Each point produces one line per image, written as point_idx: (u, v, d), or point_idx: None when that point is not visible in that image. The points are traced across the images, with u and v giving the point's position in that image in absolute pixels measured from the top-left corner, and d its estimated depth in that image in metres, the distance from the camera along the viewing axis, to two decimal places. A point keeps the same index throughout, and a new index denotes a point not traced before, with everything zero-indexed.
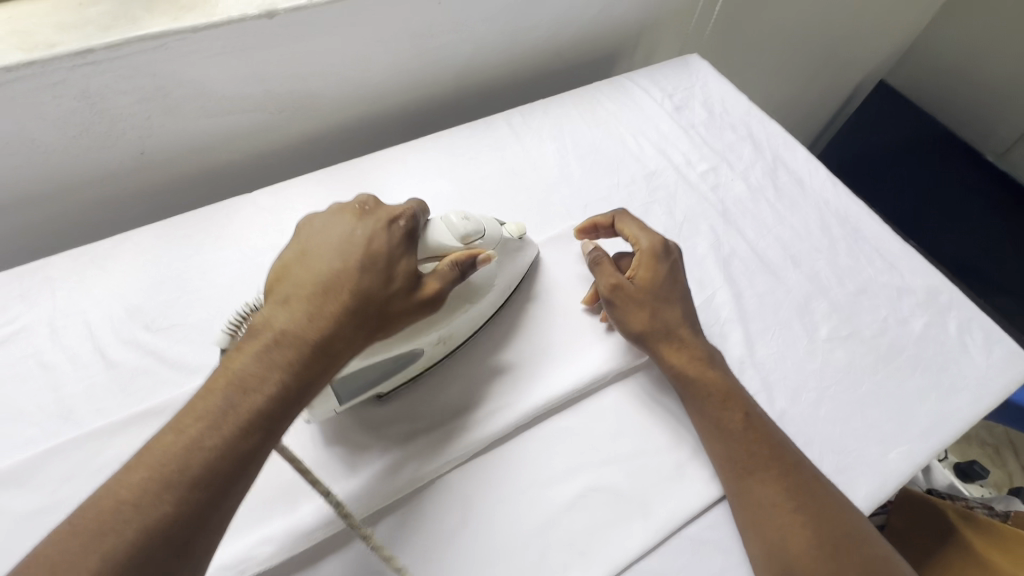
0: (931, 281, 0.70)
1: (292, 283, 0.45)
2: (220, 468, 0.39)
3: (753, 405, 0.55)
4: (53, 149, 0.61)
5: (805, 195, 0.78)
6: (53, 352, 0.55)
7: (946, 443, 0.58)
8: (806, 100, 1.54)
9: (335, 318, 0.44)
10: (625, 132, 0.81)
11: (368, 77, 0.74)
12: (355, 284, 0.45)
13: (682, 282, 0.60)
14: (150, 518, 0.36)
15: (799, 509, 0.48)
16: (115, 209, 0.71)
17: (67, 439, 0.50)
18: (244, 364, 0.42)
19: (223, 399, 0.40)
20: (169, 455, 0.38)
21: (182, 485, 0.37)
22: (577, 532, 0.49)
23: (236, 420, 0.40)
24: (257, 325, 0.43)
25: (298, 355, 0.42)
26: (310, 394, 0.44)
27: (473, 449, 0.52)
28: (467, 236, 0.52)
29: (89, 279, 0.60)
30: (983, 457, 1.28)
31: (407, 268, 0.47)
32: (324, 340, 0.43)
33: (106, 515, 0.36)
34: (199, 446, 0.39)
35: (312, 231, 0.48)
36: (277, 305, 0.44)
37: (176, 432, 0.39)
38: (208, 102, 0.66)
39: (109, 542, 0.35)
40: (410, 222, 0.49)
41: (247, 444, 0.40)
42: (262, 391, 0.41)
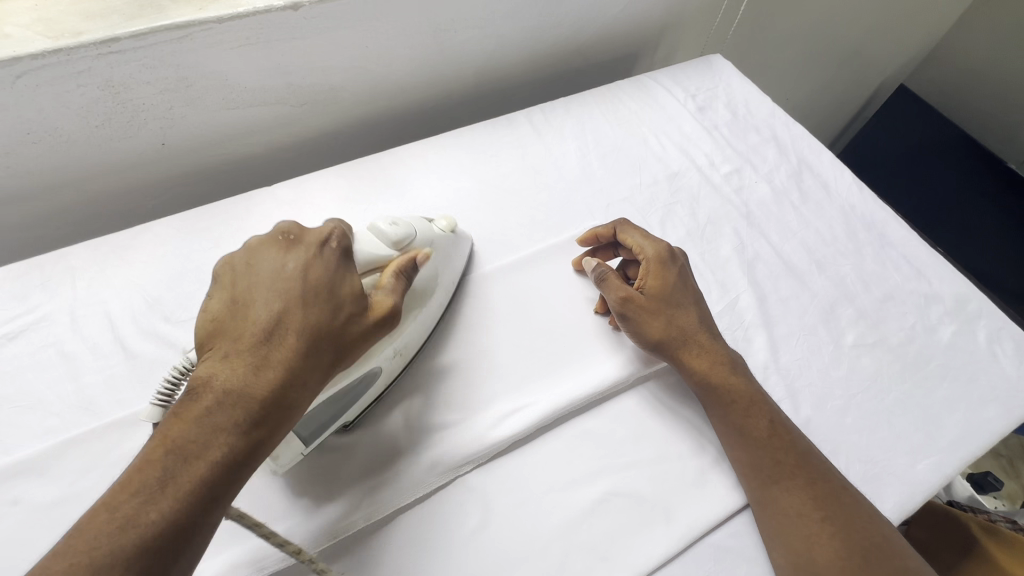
0: (959, 289, 0.69)
1: (228, 333, 0.41)
2: (161, 548, 0.34)
3: (777, 411, 0.54)
4: (76, 138, 0.60)
5: (830, 199, 0.76)
6: (73, 342, 0.55)
7: (975, 455, 0.57)
8: (824, 103, 1.52)
9: (285, 366, 0.41)
10: (647, 131, 0.80)
11: (390, 71, 0.74)
12: (303, 326, 0.42)
13: (692, 286, 0.60)
14: None
15: (827, 520, 0.47)
16: (134, 200, 0.70)
17: (86, 430, 0.49)
18: (183, 430, 0.37)
19: (159, 473, 0.36)
20: (98, 541, 0.33)
21: (115, 574, 0.33)
22: (599, 537, 0.49)
23: (177, 493, 0.36)
24: (195, 387, 0.39)
25: (245, 413, 0.39)
26: (265, 449, 0.40)
27: (480, 456, 0.51)
28: (399, 240, 0.50)
29: (110, 269, 0.59)
30: (997, 469, 1.26)
31: (354, 295, 0.44)
32: (274, 391, 0.40)
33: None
34: (135, 525, 0.34)
35: (237, 270, 0.44)
36: (218, 360, 0.40)
37: (107, 513, 0.34)
38: (229, 93, 0.65)
39: None
40: (341, 240, 0.46)
41: (193, 517, 0.36)
42: (208, 456, 0.37)
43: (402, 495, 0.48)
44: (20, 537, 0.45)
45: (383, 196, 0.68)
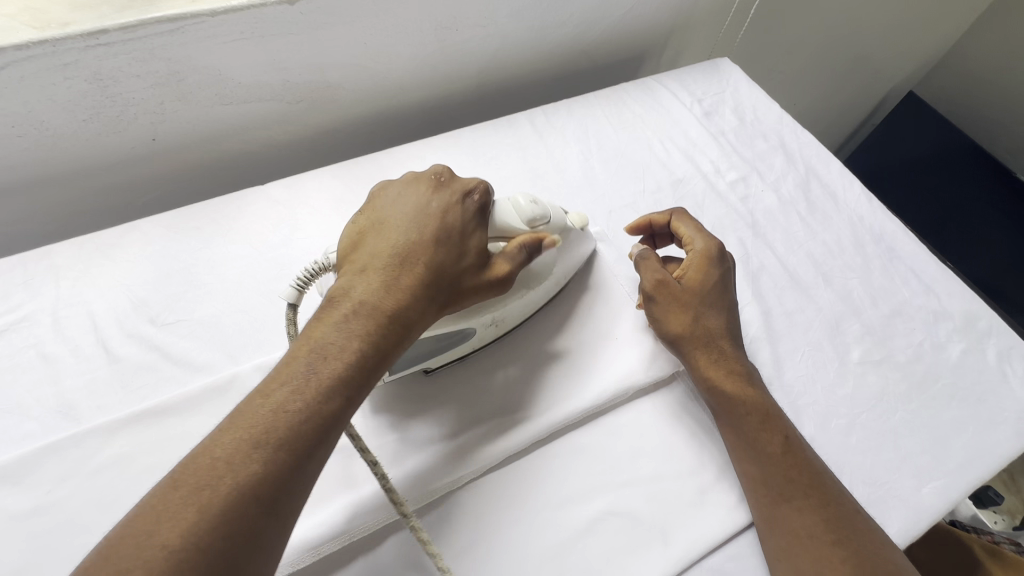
0: (969, 306, 0.67)
1: (368, 254, 0.45)
2: (303, 432, 0.37)
3: (793, 430, 0.52)
4: (63, 133, 0.59)
5: (838, 209, 0.75)
6: (55, 343, 0.53)
7: (983, 480, 0.55)
8: (831, 109, 1.50)
9: (411, 288, 0.44)
10: (652, 136, 0.78)
11: (389, 70, 0.72)
12: (429, 258, 0.45)
13: (730, 293, 0.58)
14: (241, 475, 0.34)
15: (838, 543, 0.45)
16: (125, 196, 0.69)
17: (65, 436, 0.48)
18: (324, 333, 0.41)
19: (305, 365, 0.39)
20: (259, 418, 0.37)
21: (271, 445, 0.36)
22: (593, 557, 0.47)
23: (320, 384, 0.39)
24: (335, 296, 0.43)
25: (376, 322, 0.42)
26: (389, 362, 0.43)
27: (521, 447, 0.51)
28: (535, 219, 0.51)
29: (95, 268, 0.58)
30: (996, 484, 1.24)
31: (478, 244, 0.48)
32: (398, 311, 0.43)
33: (203, 473, 0.34)
34: (285, 408, 0.37)
35: (386, 202, 0.49)
36: (354, 276, 0.44)
37: (263, 397, 0.38)
38: (222, 88, 0.64)
39: (206, 496, 0.33)
40: (483, 195, 0.49)
41: (330, 407, 0.38)
42: (343, 356, 0.40)
43: (438, 482, 0.48)
44: None
45: None
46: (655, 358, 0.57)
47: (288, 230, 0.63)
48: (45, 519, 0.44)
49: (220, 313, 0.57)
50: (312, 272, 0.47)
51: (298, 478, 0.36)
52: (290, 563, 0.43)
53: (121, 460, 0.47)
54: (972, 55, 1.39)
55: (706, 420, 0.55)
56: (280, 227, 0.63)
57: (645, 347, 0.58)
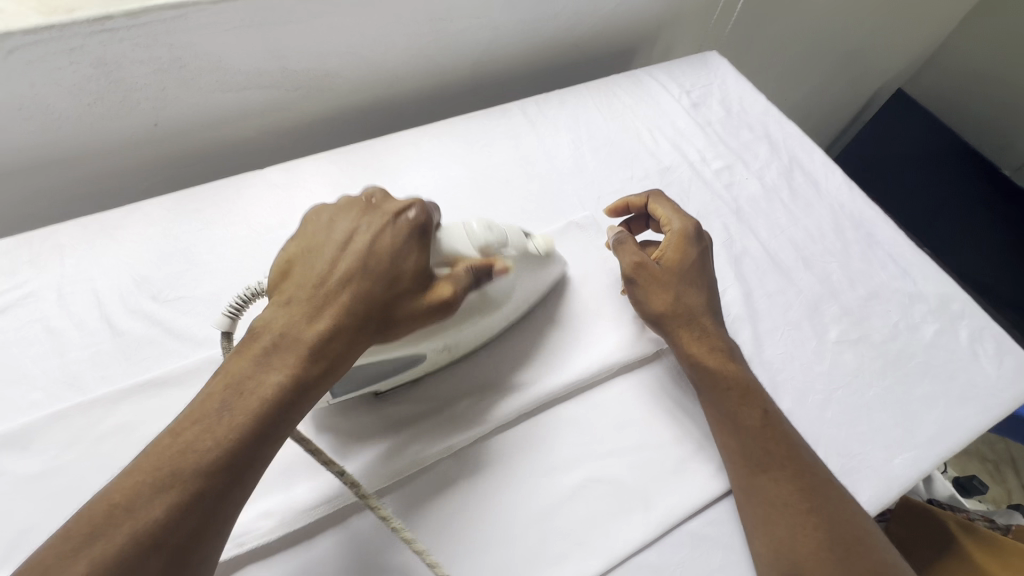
0: (943, 289, 0.69)
1: (295, 283, 0.44)
2: (210, 476, 0.37)
3: (770, 403, 0.54)
4: (68, 116, 0.60)
5: (820, 197, 0.77)
6: (60, 318, 0.55)
7: (952, 452, 0.57)
8: (821, 105, 1.53)
9: (337, 319, 0.43)
10: (641, 126, 0.80)
11: (385, 59, 0.74)
12: (359, 286, 0.44)
13: (709, 270, 0.61)
14: (140, 524, 0.34)
15: (812, 511, 0.47)
16: (127, 180, 0.70)
17: (70, 405, 0.50)
18: (242, 368, 0.40)
19: (220, 403, 0.39)
20: (163, 460, 0.36)
21: (174, 491, 0.35)
22: (576, 522, 0.49)
23: (233, 424, 0.38)
24: (257, 329, 0.42)
25: (299, 356, 0.41)
26: (313, 395, 0.42)
27: (495, 426, 0.53)
28: (486, 244, 0.51)
29: (99, 247, 0.60)
30: (982, 473, 1.26)
31: (415, 264, 0.46)
32: (322, 343, 0.42)
33: (99, 520, 0.34)
34: (194, 450, 0.37)
35: (316, 225, 0.47)
36: (279, 307, 0.43)
37: (172, 436, 0.37)
38: (223, 75, 0.65)
39: (98, 547, 0.33)
40: (420, 214, 0.47)
41: (242, 449, 0.38)
42: (259, 395, 0.39)
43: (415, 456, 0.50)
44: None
45: (374, 183, 0.68)
46: (639, 338, 0.60)
47: (285, 213, 0.65)
48: (52, 481, 0.46)
49: (220, 291, 0.59)
50: (244, 299, 0.47)
51: (205, 524, 0.36)
52: (287, 524, 0.46)
53: (123, 429, 0.49)
54: (958, 53, 1.42)
55: (686, 395, 0.58)
56: (278, 209, 0.65)
57: (626, 329, 0.61)
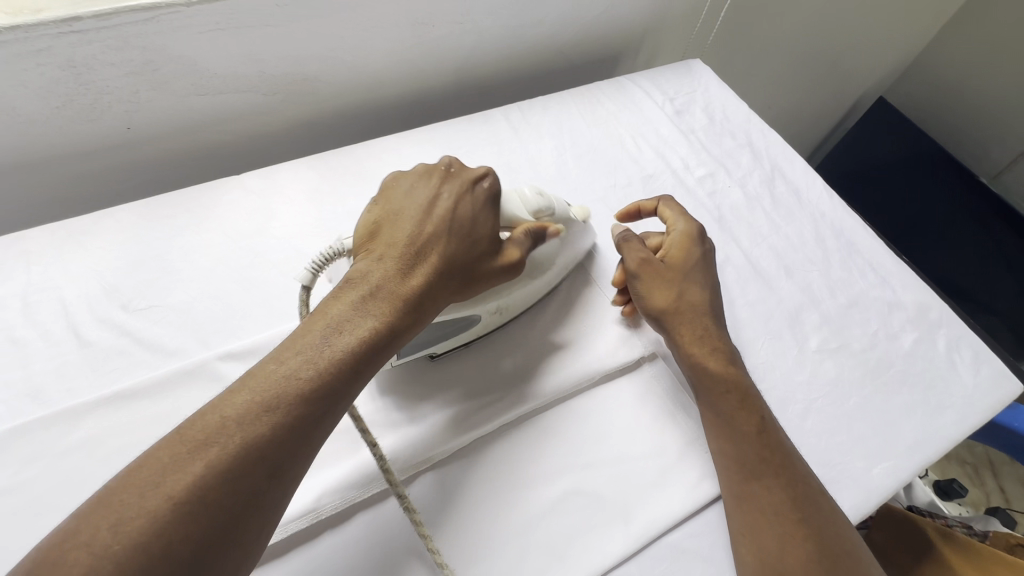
0: (922, 298, 0.70)
1: (385, 240, 0.47)
2: (311, 402, 0.38)
3: (767, 411, 0.53)
4: (36, 119, 0.59)
5: (801, 206, 0.77)
6: (25, 328, 0.53)
7: (930, 461, 0.58)
8: (805, 113, 1.55)
9: (426, 273, 0.46)
10: (625, 133, 0.80)
11: (366, 64, 0.73)
12: (445, 245, 0.47)
13: (712, 273, 0.60)
14: (250, 436, 0.35)
15: (802, 523, 0.47)
16: (99, 185, 0.69)
17: (33, 418, 0.48)
18: (337, 309, 0.42)
19: (321, 337, 0.41)
20: (270, 382, 0.38)
21: (279, 410, 0.37)
22: (556, 536, 0.48)
23: (333, 357, 0.40)
24: (353, 276, 0.45)
25: (392, 303, 0.44)
26: (400, 342, 0.45)
27: (507, 420, 0.53)
28: (538, 210, 0.56)
29: (67, 254, 0.58)
30: (962, 476, 1.28)
31: (492, 231, 0.50)
32: (413, 293, 0.45)
33: (212, 430, 0.35)
34: (298, 376, 0.38)
35: (401, 192, 0.50)
36: (372, 258, 0.46)
37: (276, 363, 0.39)
38: (198, 78, 0.64)
39: (213, 453, 0.34)
40: (492, 184, 0.52)
41: (341, 381, 0.40)
42: (356, 334, 0.41)
43: (433, 450, 0.50)
44: None
45: (354, 190, 0.67)
46: (621, 346, 0.60)
47: (261, 220, 0.63)
48: (13, 499, 0.45)
49: (194, 299, 0.57)
50: (327, 257, 0.47)
51: (299, 448, 0.37)
52: None
53: (88, 443, 0.48)
54: (937, 63, 1.44)
55: (668, 404, 0.57)
56: (254, 216, 0.63)
57: (607, 337, 0.61)
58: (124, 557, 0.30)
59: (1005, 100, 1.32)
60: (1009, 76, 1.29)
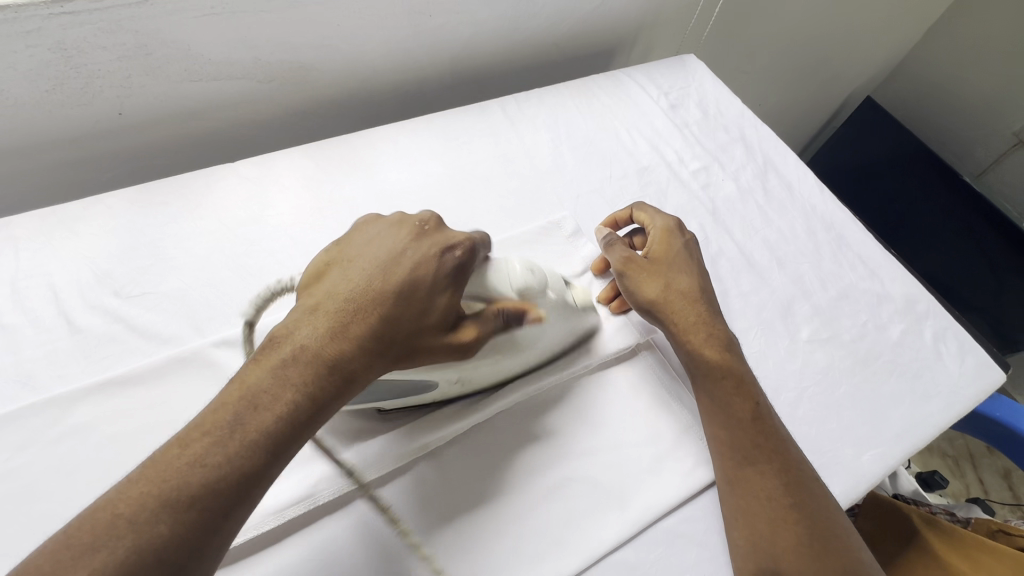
0: (910, 290, 0.72)
1: (323, 293, 0.42)
2: (219, 493, 0.34)
3: (762, 398, 0.54)
4: (24, 103, 0.57)
5: (793, 199, 0.78)
6: (14, 314, 0.52)
7: (916, 448, 0.59)
8: (795, 109, 1.56)
9: (359, 339, 0.40)
10: (620, 126, 0.81)
11: (362, 52, 0.73)
12: (388, 308, 0.41)
13: (697, 261, 0.61)
14: (144, 537, 0.31)
15: (793, 508, 0.47)
16: (88, 171, 0.68)
17: (24, 404, 0.47)
18: (258, 379, 0.38)
19: (233, 413, 0.36)
20: (170, 471, 0.34)
21: (176, 505, 0.33)
22: (553, 521, 0.49)
23: (243, 440, 0.35)
24: (279, 336, 0.40)
25: (317, 373, 0.39)
26: (326, 414, 0.40)
27: (504, 407, 0.53)
28: (527, 288, 0.49)
29: (57, 240, 0.57)
30: (943, 468, 1.31)
31: (449, 303, 0.43)
32: (343, 361, 0.40)
33: (100, 529, 0.31)
34: (201, 463, 0.34)
35: (354, 241, 0.45)
36: (304, 316, 0.41)
37: (180, 447, 0.35)
38: (192, 64, 0.63)
39: (101, 558, 0.30)
40: (466, 253, 0.45)
41: (249, 466, 0.35)
42: (274, 411, 0.37)
43: (430, 436, 0.50)
44: None
45: (350, 178, 0.67)
46: (618, 332, 0.60)
47: (257, 207, 0.63)
48: (4, 486, 0.44)
49: (187, 286, 0.57)
50: (271, 292, 0.46)
51: (200, 548, 0.33)
52: (254, 527, 0.44)
53: (80, 430, 0.47)
54: (924, 64, 1.47)
55: (664, 391, 0.58)
56: (249, 203, 0.63)
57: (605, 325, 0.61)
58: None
59: (988, 103, 1.35)
60: (992, 79, 1.32)
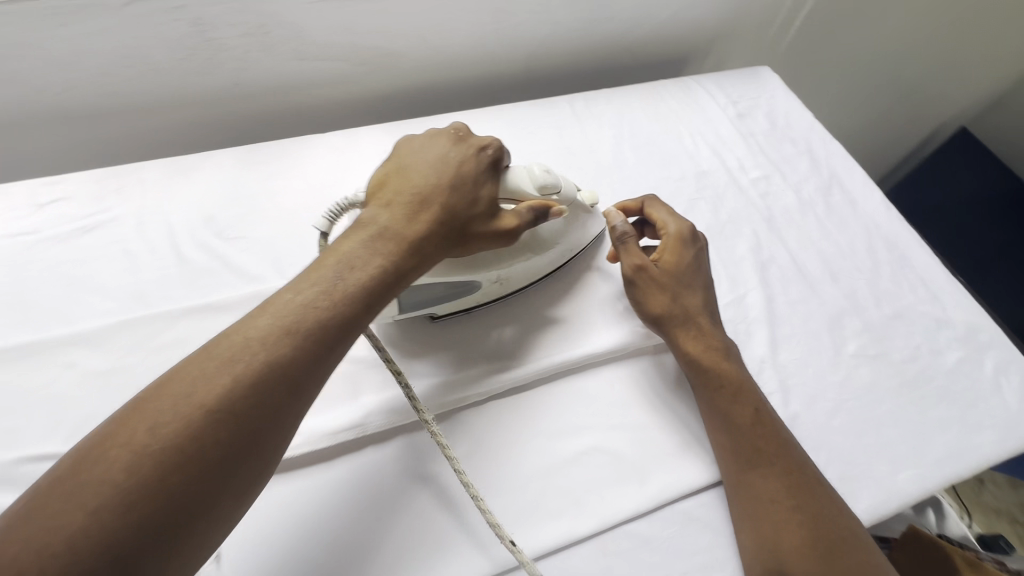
0: (973, 319, 0.69)
1: (392, 189, 0.49)
2: (327, 329, 0.41)
3: (764, 403, 0.55)
4: (163, 67, 0.68)
5: (856, 216, 0.77)
6: (137, 242, 0.62)
7: (960, 477, 0.57)
8: (877, 134, 1.50)
9: (428, 223, 0.48)
10: (683, 130, 0.82)
11: (447, 44, 0.79)
12: (447, 200, 0.49)
13: (704, 272, 0.62)
14: (269, 357, 0.38)
15: (797, 509, 0.49)
16: (204, 132, 0.78)
17: (138, 315, 0.56)
18: (349, 249, 0.45)
19: (334, 272, 0.43)
20: (286, 310, 0.40)
21: (296, 336, 0.39)
22: (573, 485, 0.52)
23: (346, 292, 0.42)
24: (363, 220, 0.47)
25: (398, 246, 0.46)
26: (405, 283, 0.47)
27: (530, 378, 0.57)
28: (545, 187, 0.56)
29: (176, 186, 0.66)
30: (1011, 534, 1.21)
31: (490, 194, 0.52)
32: (418, 241, 0.47)
33: (236, 349, 0.38)
34: (312, 307, 0.41)
35: (409, 151, 0.53)
36: (380, 205, 0.48)
37: (293, 294, 0.41)
38: (299, 45, 0.72)
39: (237, 369, 0.37)
40: (496, 152, 0.54)
41: (350, 313, 0.42)
42: (366, 272, 0.44)
43: (472, 390, 0.55)
44: (74, 392, 0.51)
45: None
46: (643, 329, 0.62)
47: (341, 174, 0.70)
48: (116, 379, 0.52)
49: (276, 235, 0.64)
50: (340, 208, 0.50)
51: (312, 372, 0.40)
52: (311, 444, 0.50)
53: (179, 342, 0.55)
54: None
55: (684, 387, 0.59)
56: (334, 170, 0.70)
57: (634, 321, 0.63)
58: (155, 457, 0.33)
59: None
60: None
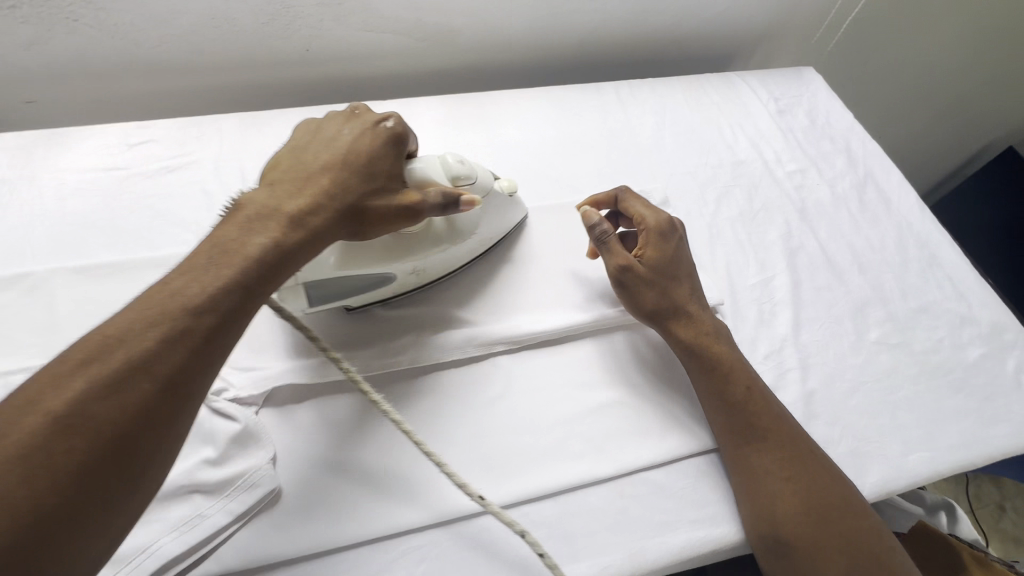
0: (999, 320, 0.70)
1: (276, 173, 0.47)
2: (205, 313, 0.37)
3: (758, 382, 0.57)
4: (245, 29, 0.74)
5: (889, 214, 0.79)
6: (214, 184, 0.68)
7: (972, 463, 0.59)
8: (919, 148, 1.48)
9: (318, 199, 0.45)
10: (723, 122, 0.85)
11: (504, 24, 0.84)
12: (337, 177, 0.47)
13: (688, 262, 0.63)
14: (136, 349, 0.34)
15: (791, 480, 0.52)
16: (274, 93, 0.84)
17: None
18: (224, 234, 0.41)
19: (207, 260, 0.39)
20: (156, 301, 0.37)
21: (171, 324, 0.36)
22: (591, 435, 0.56)
23: (224, 275, 0.39)
24: (238, 205, 0.44)
25: (281, 224, 0.43)
26: (297, 261, 0.44)
27: (541, 340, 0.60)
28: (458, 178, 0.54)
29: (250, 137, 0.73)
30: None
31: (388, 169, 0.50)
32: (306, 216, 0.44)
33: (96, 346, 0.34)
34: (184, 293, 0.37)
35: (301, 135, 0.51)
36: (260, 189, 0.45)
37: (164, 285, 0.38)
38: (368, 17, 0.77)
39: (98, 366, 0.33)
40: (398, 125, 0.52)
41: (229, 296, 0.39)
42: (245, 252, 0.40)
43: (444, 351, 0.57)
44: None
45: (474, 127, 0.78)
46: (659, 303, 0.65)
47: None
48: None
49: None
50: None
51: (197, 360, 0.36)
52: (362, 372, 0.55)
53: None
54: None
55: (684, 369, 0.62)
56: None
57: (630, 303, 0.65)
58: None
59: None
60: None
